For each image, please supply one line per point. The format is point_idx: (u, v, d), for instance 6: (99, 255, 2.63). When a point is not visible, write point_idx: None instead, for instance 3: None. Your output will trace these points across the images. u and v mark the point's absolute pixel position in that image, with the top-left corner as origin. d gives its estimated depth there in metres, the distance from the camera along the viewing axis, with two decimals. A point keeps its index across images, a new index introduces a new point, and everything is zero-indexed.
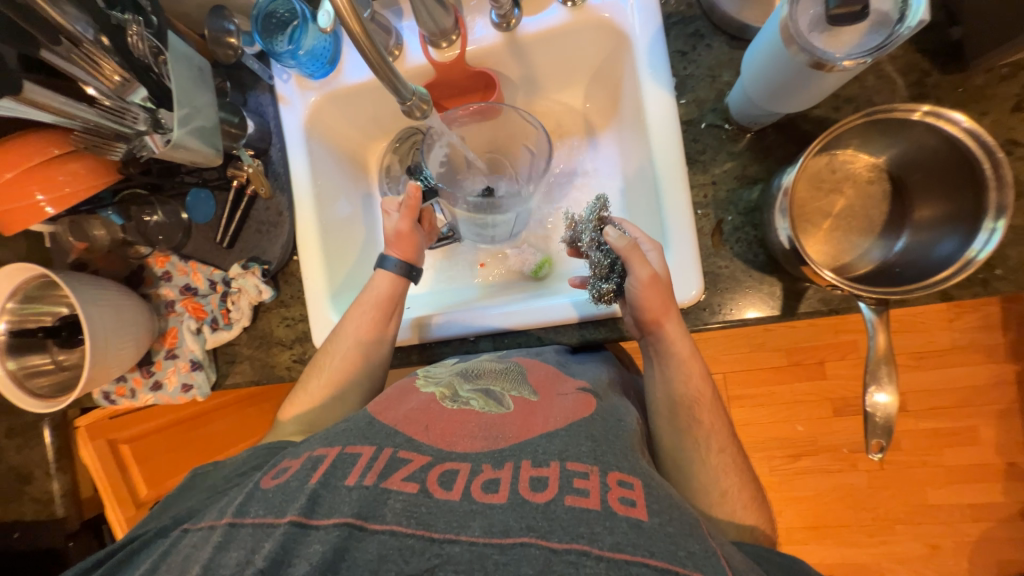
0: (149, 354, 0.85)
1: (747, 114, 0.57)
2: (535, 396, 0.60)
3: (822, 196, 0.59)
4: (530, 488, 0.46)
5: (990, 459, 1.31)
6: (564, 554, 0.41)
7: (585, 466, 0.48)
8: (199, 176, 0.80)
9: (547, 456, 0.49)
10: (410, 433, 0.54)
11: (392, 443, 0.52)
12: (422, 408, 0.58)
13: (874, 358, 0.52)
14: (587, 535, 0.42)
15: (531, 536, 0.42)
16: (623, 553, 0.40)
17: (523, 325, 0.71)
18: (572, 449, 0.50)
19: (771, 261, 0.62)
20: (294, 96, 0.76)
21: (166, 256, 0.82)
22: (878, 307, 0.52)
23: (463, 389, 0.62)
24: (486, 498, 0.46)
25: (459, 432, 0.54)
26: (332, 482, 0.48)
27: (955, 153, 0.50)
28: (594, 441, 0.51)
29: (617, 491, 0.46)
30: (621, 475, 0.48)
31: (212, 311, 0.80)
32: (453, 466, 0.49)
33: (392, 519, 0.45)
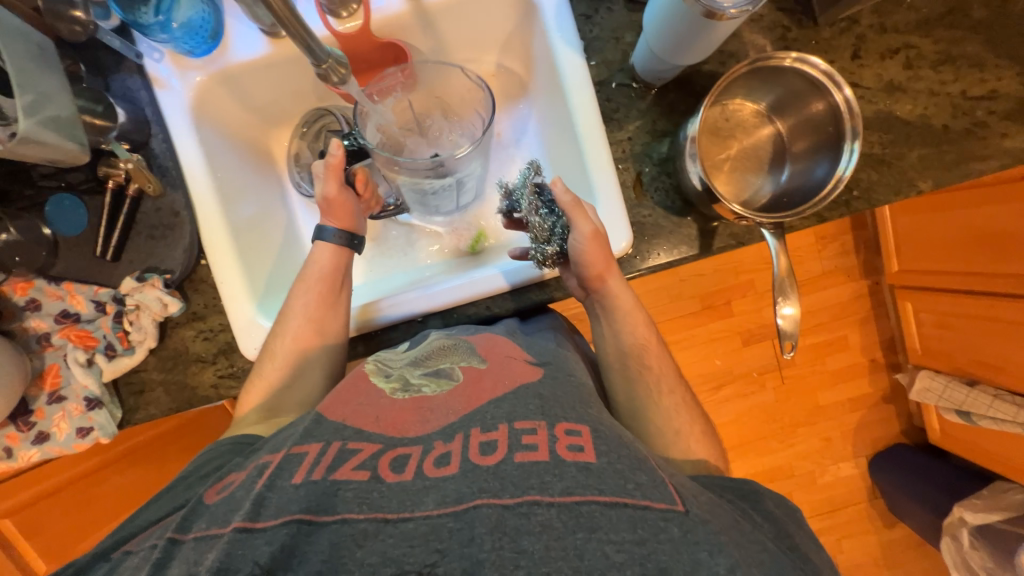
0: (25, 401, 0.70)
1: (652, 70, 0.63)
2: (483, 363, 0.60)
3: (720, 142, 0.67)
4: (479, 452, 0.46)
5: (859, 360, 1.59)
6: (518, 508, 0.41)
7: (533, 422, 0.50)
8: (61, 180, 0.67)
9: (494, 419, 0.50)
10: (359, 424, 0.51)
11: (340, 437, 0.49)
12: (369, 400, 0.55)
13: (780, 276, 0.60)
14: (536, 486, 0.43)
15: (481, 497, 0.42)
16: (574, 496, 0.42)
17: (468, 296, 0.70)
18: (520, 410, 0.52)
19: (686, 205, 0.69)
20: (172, 76, 0.66)
21: (28, 281, 0.68)
22: (777, 232, 0.60)
23: (413, 375, 0.60)
24: (440, 472, 0.45)
25: (410, 419, 0.52)
26: (277, 483, 0.45)
27: (816, 91, 0.59)
28: (541, 403, 0.52)
29: (566, 439, 0.47)
30: (568, 425, 0.50)
31: (105, 337, 0.69)
32: (405, 451, 0.48)
33: (343, 509, 0.42)
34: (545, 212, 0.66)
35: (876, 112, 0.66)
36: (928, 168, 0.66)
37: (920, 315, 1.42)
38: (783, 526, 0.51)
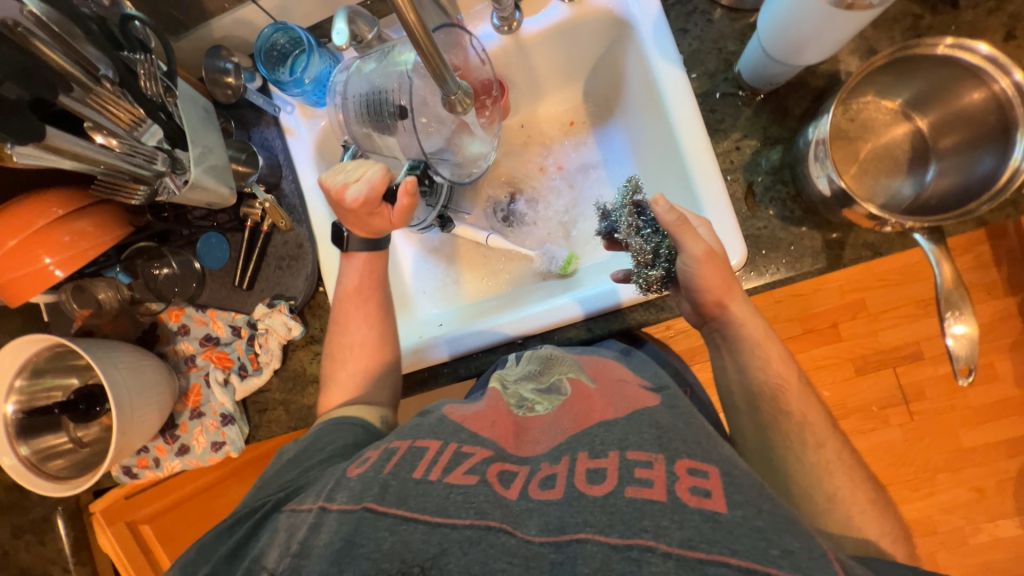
0: (172, 417, 0.78)
1: (766, 74, 0.59)
2: (594, 382, 0.55)
3: (847, 145, 0.61)
4: (586, 479, 0.40)
5: (1014, 392, 1.32)
6: (625, 550, 0.34)
7: (649, 454, 0.41)
8: (212, 221, 0.77)
9: (606, 445, 0.43)
10: (475, 429, 0.49)
11: (456, 439, 0.47)
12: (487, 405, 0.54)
13: (945, 289, 0.52)
14: (652, 530, 0.34)
15: (587, 532, 0.35)
16: (696, 551, 0.33)
17: (555, 323, 0.68)
18: (634, 437, 0.43)
19: (808, 214, 0.63)
20: (301, 125, 0.75)
21: (180, 309, 0.77)
22: (933, 237, 0.53)
23: (525, 389, 0.57)
24: (543, 495, 0.40)
25: (524, 437, 0.49)
26: (402, 475, 0.44)
27: (972, 78, 0.52)
28: (663, 436, 0.43)
29: (689, 480, 0.38)
30: (693, 463, 0.40)
31: (238, 358, 0.76)
32: (513, 467, 0.44)
33: (454, 513, 0.39)
34: (647, 233, 0.64)
35: None
36: None
37: None
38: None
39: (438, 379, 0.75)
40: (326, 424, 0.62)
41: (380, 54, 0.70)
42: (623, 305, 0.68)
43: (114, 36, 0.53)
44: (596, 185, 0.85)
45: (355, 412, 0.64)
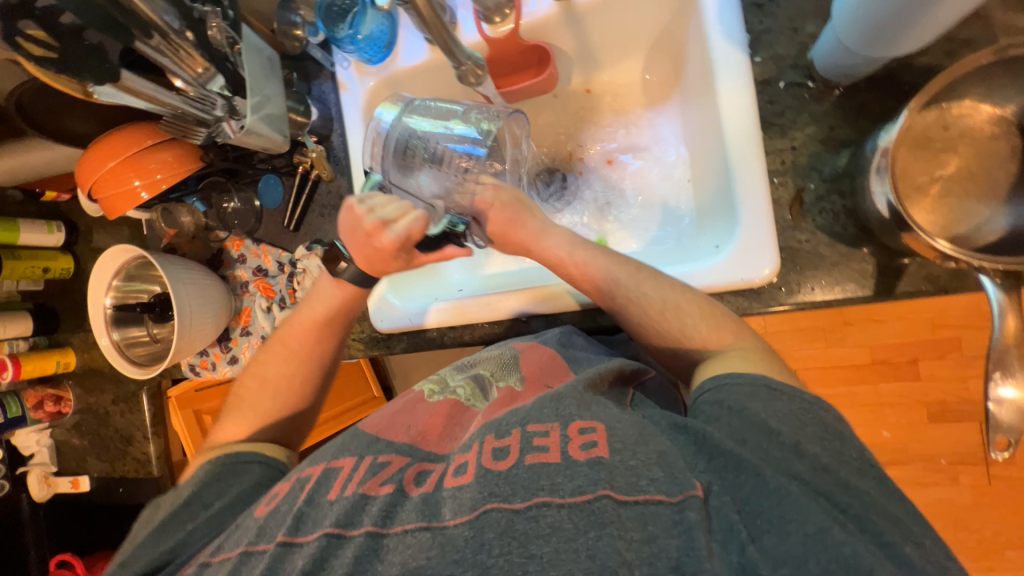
0: (228, 331, 0.91)
1: (835, 65, 0.51)
2: (520, 385, 0.57)
3: (929, 158, 0.52)
4: (492, 458, 0.43)
5: None
6: (529, 514, 0.38)
7: (545, 424, 0.45)
8: (270, 165, 0.85)
9: (509, 425, 0.46)
10: (391, 437, 0.51)
11: (372, 451, 0.49)
12: (408, 406, 0.56)
13: (1001, 344, 0.44)
14: (547, 488, 0.39)
15: (491, 502, 0.39)
16: (585, 493, 0.38)
17: (576, 305, 0.68)
18: (534, 413, 0.47)
19: (863, 232, 0.55)
20: (353, 81, 0.78)
21: (241, 239, 0.88)
22: (1006, 282, 0.44)
23: (453, 378, 0.62)
24: (456, 482, 0.42)
25: (442, 431, 0.52)
26: (316, 499, 0.44)
27: None
28: (556, 402, 0.47)
29: (579, 439, 0.43)
30: (583, 423, 0.44)
31: (280, 291, 0.86)
32: (429, 467, 0.46)
33: (368, 522, 0.41)
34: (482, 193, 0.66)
35: None
36: None
37: None
38: (831, 428, 0.42)
39: (445, 339, 0.77)
40: (217, 468, 0.56)
41: None
42: None
43: None
44: (642, 172, 0.80)
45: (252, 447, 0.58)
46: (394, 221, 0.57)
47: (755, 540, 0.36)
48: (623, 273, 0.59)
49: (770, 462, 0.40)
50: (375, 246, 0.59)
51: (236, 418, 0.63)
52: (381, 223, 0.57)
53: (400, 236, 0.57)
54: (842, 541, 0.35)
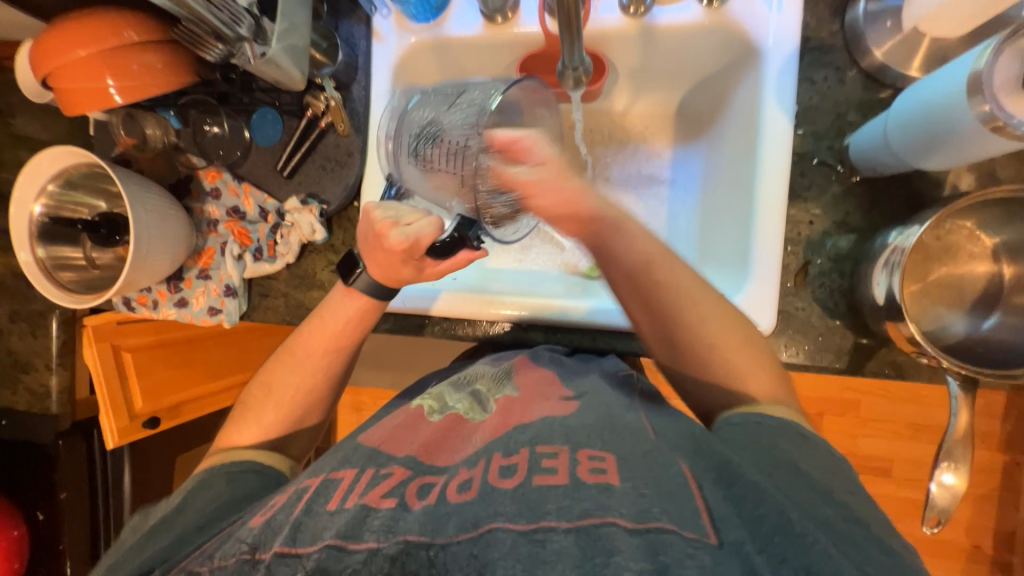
0: (181, 270, 0.81)
1: (871, 161, 0.55)
2: (516, 392, 0.58)
3: (922, 262, 0.58)
4: (498, 475, 0.43)
5: (959, 540, 1.34)
6: (539, 538, 0.37)
7: (555, 446, 0.46)
8: (274, 98, 0.75)
9: (517, 443, 0.47)
10: (392, 453, 0.50)
11: (373, 465, 0.48)
12: (408, 424, 0.56)
13: (953, 437, 0.51)
14: (553, 512, 0.39)
15: (498, 521, 0.39)
16: (591, 518, 0.38)
17: (579, 322, 0.69)
18: (544, 434, 0.48)
19: (851, 312, 0.61)
20: (390, 33, 0.72)
21: (218, 172, 0.78)
22: (966, 385, 0.51)
23: (451, 395, 0.61)
24: (461, 498, 0.42)
25: (442, 446, 0.51)
26: (315, 508, 0.44)
27: None
28: (568, 429, 0.48)
29: (588, 463, 0.43)
30: (592, 450, 0.45)
31: (258, 240, 0.78)
32: (432, 480, 0.45)
33: (370, 539, 0.40)
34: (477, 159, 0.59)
35: None
36: None
37: None
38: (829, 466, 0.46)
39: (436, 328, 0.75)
40: (215, 476, 0.56)
41: None
42: None
43: None
44: (654, 201, 0.82)
45: (250, 454, 0.59)
46: (405, 223, 0.60)
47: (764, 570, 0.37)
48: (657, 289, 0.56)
49: (794, 499, 0.41)
50: (382, 246, 0.60)
51: (241, 426, 0.62)
52: (392, 222, 0.60)
53: (409, 240, 0.59)
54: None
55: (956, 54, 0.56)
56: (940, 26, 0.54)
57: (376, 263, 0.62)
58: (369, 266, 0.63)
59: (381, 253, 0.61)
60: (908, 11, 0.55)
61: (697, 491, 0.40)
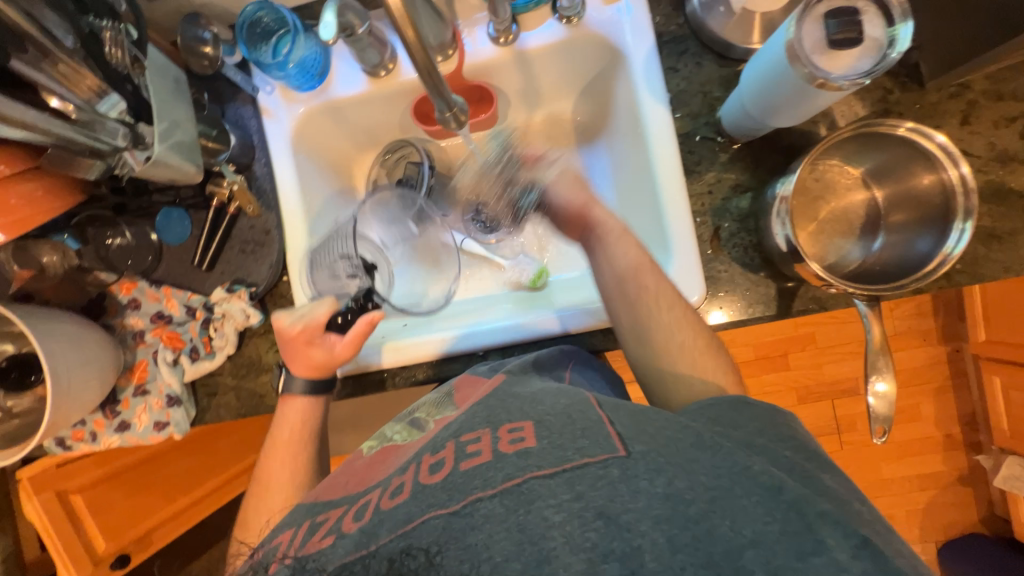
0: (114, 392, 0.76)
1: (741, 127, 0.62)
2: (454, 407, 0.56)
3: (809, 204, 0.65)
4: (427, 471, 0.42)
5: (933, 433, 1.45)
6: (465, 515, 0.38)
7: (477, 431, 0.44)
8: (174, 196, 0.75)
9: (442, 439, 0.45)
10: (327, 497, 0.47)
11: (309, 516, 0.45)
12: (345, 469, 0.53)
13: (874, 350, 0.57)
14: (480, 485, 0.39)
15: (429, 511, 0.38)
16: (512, 479, 0.39)
17: (532, 337, 0.70)
18: (467, 423, 0.46)
19: (766, 262, 0.67)
20: (280, 108, 0.73)
21: (133, 282, 0.74)
22: (870, 302, 0.57)
23: (390, 428, 0.59)
24: (393, 502, 0.40)
25: (378, 470, 0.48)
26: None
27: (911, 149, 0.56)
28: (489, 411, 0.46)
29: (508, 436, 0.42)
30: (512, 423, 0.44)
31: (191, 340, 0.74)
32: (368, 498, 0.42)
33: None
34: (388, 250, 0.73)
35: (987, 182, 0.62)
36: None
37: (1010, 393, 1.31)
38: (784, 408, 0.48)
39: (397, 379, 0.74)
40: None
41: (370, 49, 0.69)
42: (579, 329, 0.69)
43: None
44: None
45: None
46: (303, 314, 0.66)
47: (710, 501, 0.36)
48: None
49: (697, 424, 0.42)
50: (287, 340, 0.66)
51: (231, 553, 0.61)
52: (286, 313, 0.67)
53: (307, 323, 0.65)
54: (762, 471, 0.38)
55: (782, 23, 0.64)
56: None
57: (296, 363, 0.66)
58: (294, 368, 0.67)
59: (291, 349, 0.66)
60: None
61: (608, 422, 0.42)
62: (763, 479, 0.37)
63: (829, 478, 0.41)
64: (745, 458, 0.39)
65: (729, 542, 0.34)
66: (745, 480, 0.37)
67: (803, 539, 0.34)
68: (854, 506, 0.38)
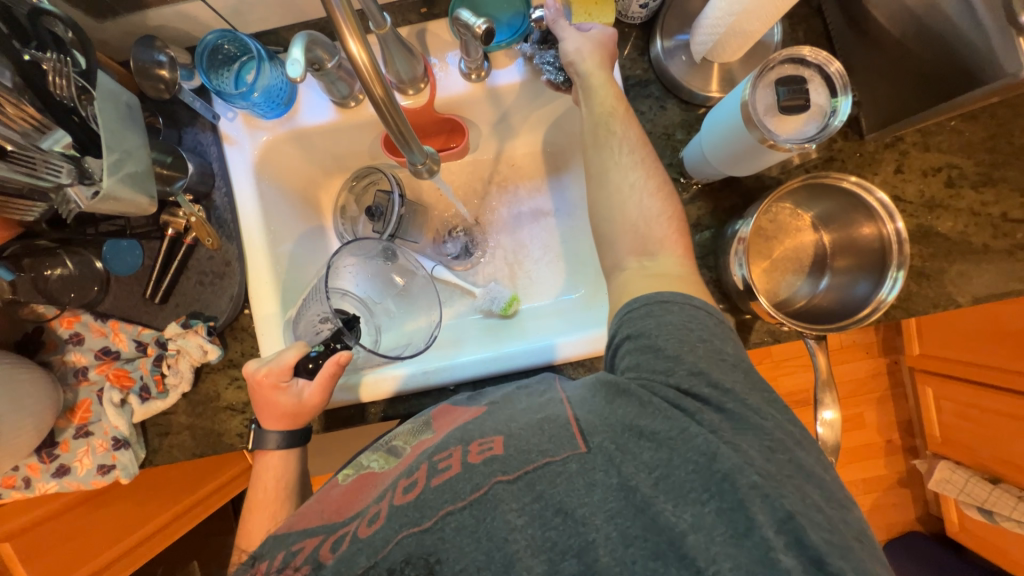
0: (51, 434, 0.70)
1: (703, 172, 0.65)
2: (430, 432, 0.57)
3: (764, 243, 0.69)
4: (402, 493, 0.43)
5: (876, 439, 1.56)
6: (436, 531, 0.40)
7: (448, 449, 0.45)
8: (123, 224, 0.70)
9: (416, 463, 0.46)
10: (300, 529, 0.47)
11: (278, 548, 0.45)
12: (319, 497, 0.52)
13: (822, 384, 0.60)
14: (450, 500, 0.41)
15: (404, 530, 0.40)
16: (479, 490, 0.41)
17: (503, 372, 0.70)
18: (441, 441, 0.47)
19: (725, 297, 0.70)
20: (242, 136, 0.71)
21: (75, 316, 0.69)
22: (819, 339, 0.61)
23: (366, 456, 0.59)
24: (370, 530, 0.41)
25: (355, 500, 0.48)
26: None
27: (852, 199, 0.61)
28: (462, 431, 0.47)
29: (477, 447, 0.44)
30: (481, 438, 0.45)
31: (141, 377, 0.70)
32: (345, 530, 0.43)
33: None
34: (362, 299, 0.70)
35: (917, 226, 0.68)
36: (967, 284, 0.67)
37: (941, 402, 1.42)
38: None
39: (366, 414, 0.72)
40: None
41: (340, 82, 0.67)
42: (554, 362, 0.70)
43: (21, 24, 0.51)
44: (544, 232, 0.88)
45: None
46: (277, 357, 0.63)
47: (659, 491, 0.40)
48: None
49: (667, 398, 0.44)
50: (256, 392, 0.63)
51: None
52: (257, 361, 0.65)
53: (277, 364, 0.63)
54: (698, 435, 0.41)
55: (738, 73, 0.68)
56: (720, 55, 0.65)
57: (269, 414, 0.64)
58: (269, 420, 0.64)
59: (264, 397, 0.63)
60: (694, 46, 0.66)
61: (573, 421, 0.45)
62: (700, 446, 0.41)
63: (757, 414, 0.44)
64: (683, 422, 0.42)
65: (673, 531, 0.38)
66: (688, 455, 0.41)
67: (743, 533, 0.38)
68: (780, 454, 0.42)
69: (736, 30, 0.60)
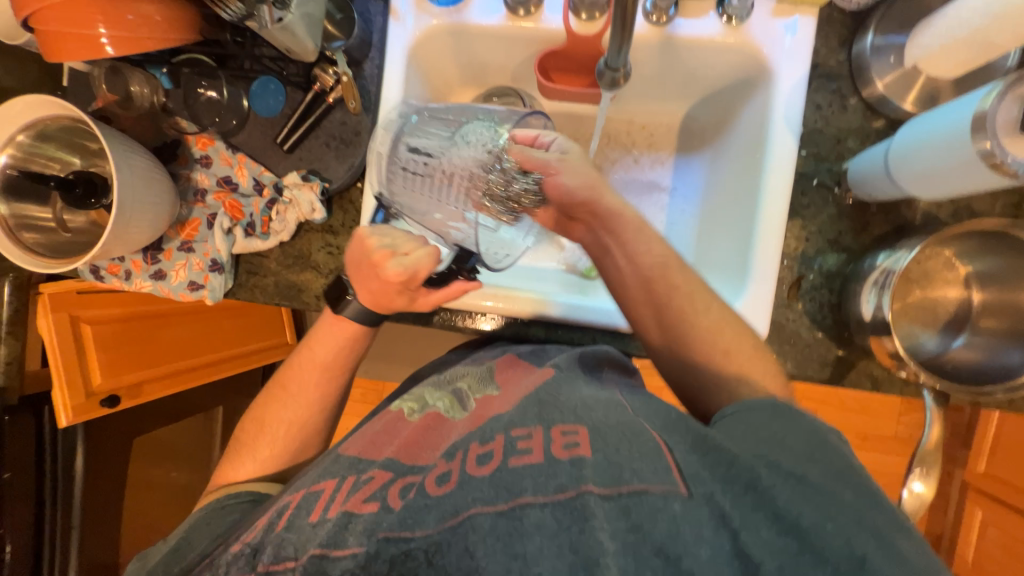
0: (159, 240, 0.75)
1: (868, 183, 0.60)
2: (497, 391, 0.59)
3: (904, 284, 0.63)
4: (475, 462, 0.45)
5: None
6: (514, 516, 0.40)
7: (529, 428, 0.47)
8: (280, 67, 0.72)
9: (493, 431, 0.48)
10: (373, 457, 0.51)
11: (355, 472, 0.49)
12: (388, 428, 0.57)
13: (925, 447, 0.56)
14: (530, 489, 0.41)
15: (475, 506, 0.41)
16: (565, 493, 0.40)
17: (582, 323, 0.69)
18: (520, 415, 0.49)
19: (838, 326, 0.65)
20: (409, 14, 0.71)
21: (211, 139, 0.73)
22: (939, 398, 0.56)
23: (431, 395, 0.63)
24: (440, 491, 0.43)
25: (422, 445, 0.51)
26: (298, 522, 0.45)
27: None
28: (540, 407, 0.50)
29: (561, 439, 0.45)
30: (564, 426, 0.46)
31: (251, 215, 0.73)
32: (413, 480, 0.46)
33: (355, 543, 0.41)
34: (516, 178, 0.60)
35: None
36: None
37: (986, 528, 1.30)
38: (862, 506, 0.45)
39: (436, 318, 0.73)
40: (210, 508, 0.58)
41: None
42: None
43: None
44: (654, 207, 0.84)
45: (246, 487, 0.61)
46: (404, 253, 0.62)
47: (750, 529, 0.38)
48: (662, 290, 0.59)
49: (771, 464, 0.43)
50: (378, 276, 0.61)
51: (237, 461, 0.64)
52: (390, 250, 0.62)
53: (408, 272, 0.61)
54: (838, 537, 0.38)
55: (946, 93, 0.62)
56: (935, 66, 0.59)
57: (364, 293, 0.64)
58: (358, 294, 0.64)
59: (378, 280, 0.62)
60: (910, 49, 0.60)
61: (668, 453, 0.42)
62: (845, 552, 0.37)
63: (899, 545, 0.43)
64: (817, 516, 0.39)
65: None
66: (813, 542, 0.38)
67: None
68: None
69: (976, 40, 0.53)
